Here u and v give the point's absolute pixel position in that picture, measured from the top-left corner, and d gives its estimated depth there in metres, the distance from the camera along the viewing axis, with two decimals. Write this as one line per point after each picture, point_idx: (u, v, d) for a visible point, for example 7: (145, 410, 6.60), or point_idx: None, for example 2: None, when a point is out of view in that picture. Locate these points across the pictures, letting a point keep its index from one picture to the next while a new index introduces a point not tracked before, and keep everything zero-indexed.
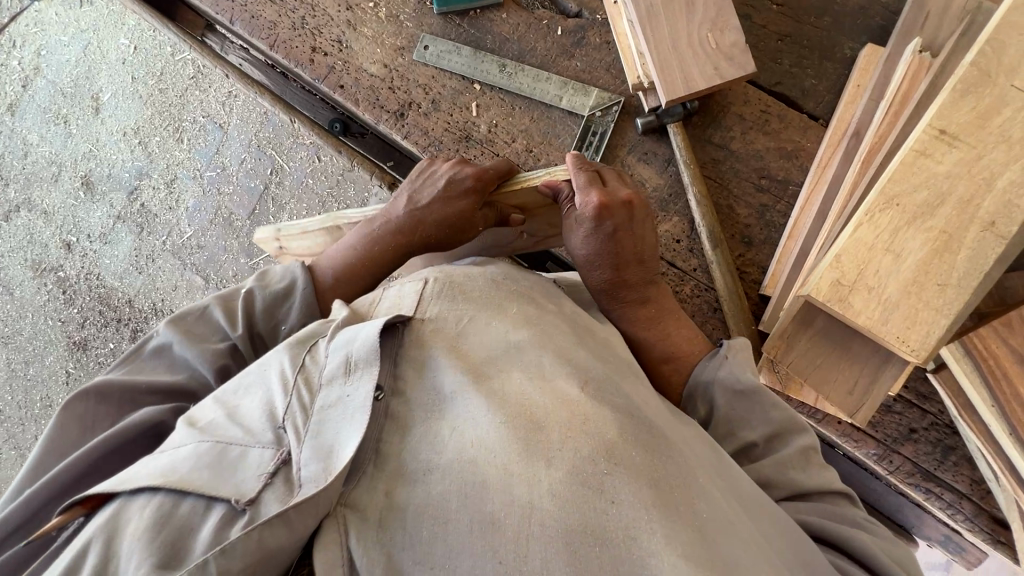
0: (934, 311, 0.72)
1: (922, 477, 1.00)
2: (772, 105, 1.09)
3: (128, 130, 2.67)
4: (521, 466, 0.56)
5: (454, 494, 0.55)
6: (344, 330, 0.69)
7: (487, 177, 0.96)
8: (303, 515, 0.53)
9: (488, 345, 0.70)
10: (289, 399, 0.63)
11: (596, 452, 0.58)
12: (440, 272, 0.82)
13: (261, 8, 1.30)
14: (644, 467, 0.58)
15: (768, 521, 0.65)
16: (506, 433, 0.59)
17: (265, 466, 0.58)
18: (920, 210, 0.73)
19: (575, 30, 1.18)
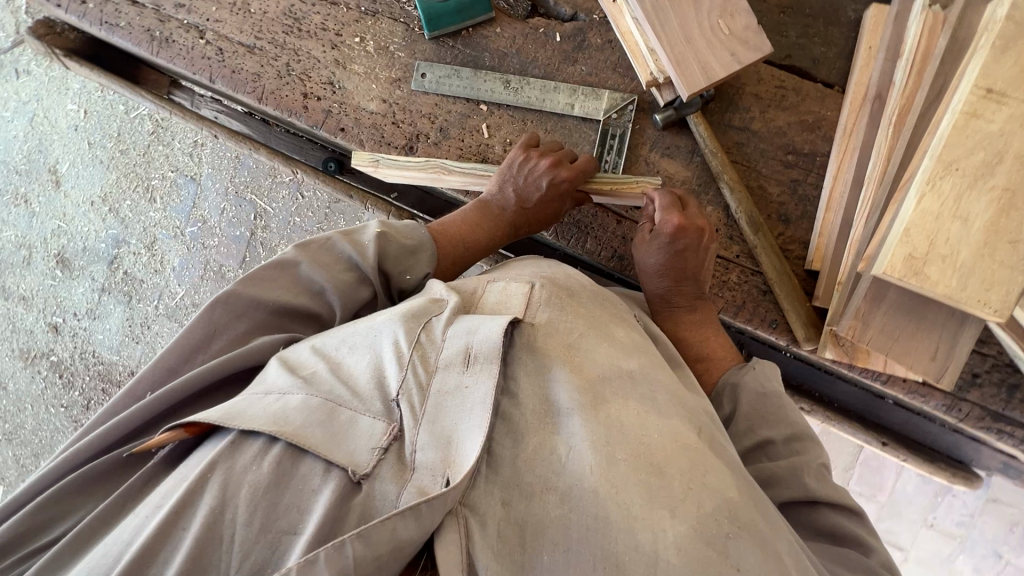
0: (1009, 269, 0.73)
1: (992, 419, 1.02)
2: (786, 80, 1.09)
3: (95, 199, 2.54)
4: (642, 501, 0.62)
5: (573, 523, 0.62)
6: (466, 318, 0.78)
7: (579, 180, 1.05)
8: (433, 512, 0.62)
9: (601, 365, 0.75)
10: (404, 374, 0.73)
11: (718, 512, 0.62)
12: (546, 278, 0.87)
13: (241, 61, 1.24)
14: (763, 530, 0.63)
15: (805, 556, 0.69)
16: (625, 468, 0.65)
17: (377, 439, 0.68)
18: (980, 171, 0.74)
19: (574, 35, 1.15)
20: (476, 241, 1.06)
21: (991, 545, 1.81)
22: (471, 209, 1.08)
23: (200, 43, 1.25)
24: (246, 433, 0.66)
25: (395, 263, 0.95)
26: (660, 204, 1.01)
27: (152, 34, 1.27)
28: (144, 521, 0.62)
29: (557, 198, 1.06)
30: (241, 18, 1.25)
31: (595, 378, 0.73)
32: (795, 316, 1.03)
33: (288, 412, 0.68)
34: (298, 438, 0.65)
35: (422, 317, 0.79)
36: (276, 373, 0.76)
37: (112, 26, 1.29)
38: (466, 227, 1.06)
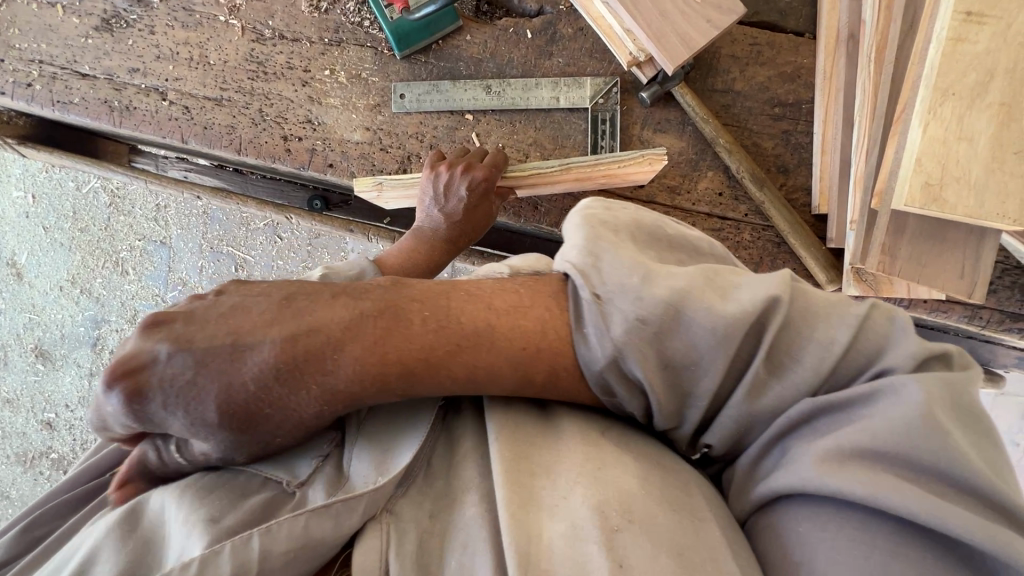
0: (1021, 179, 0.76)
1: (1013, 320, 1.07)
2: (758, 36, 1.12)
3: (64, 283, 2.41)
4: (516, 500, 0.60)
5: (480, 522, 0.60)
6: None
7: (494, 176, 1.07)
8: (350, 511, 0.61)
9: None
10: None
11: (607, 502, 0.59)
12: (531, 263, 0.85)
13: (211, 115, 1.20)
14: (664, 520, 0.58)
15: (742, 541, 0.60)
16: (506, 466, 0.62)
17: (319, 449, 0.69)
18: (975, 92, 0.77)
19: (545, 28, 1.15)
20: (417, 268, 1.02)
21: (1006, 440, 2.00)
22: (406, 239, 1.05)
23: (164, 104, 1.21)
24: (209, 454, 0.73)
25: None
26: (167, 358, 0.62)
27: (110, 106, 1.22)
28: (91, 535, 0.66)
29: (481, 201, 1.08)
30: (202, 72, 1.21)
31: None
32: (813, 262, 1.05)
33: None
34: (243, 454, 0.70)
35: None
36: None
37: (65, 105, 1.23)
38: (403, 255, 1.02)
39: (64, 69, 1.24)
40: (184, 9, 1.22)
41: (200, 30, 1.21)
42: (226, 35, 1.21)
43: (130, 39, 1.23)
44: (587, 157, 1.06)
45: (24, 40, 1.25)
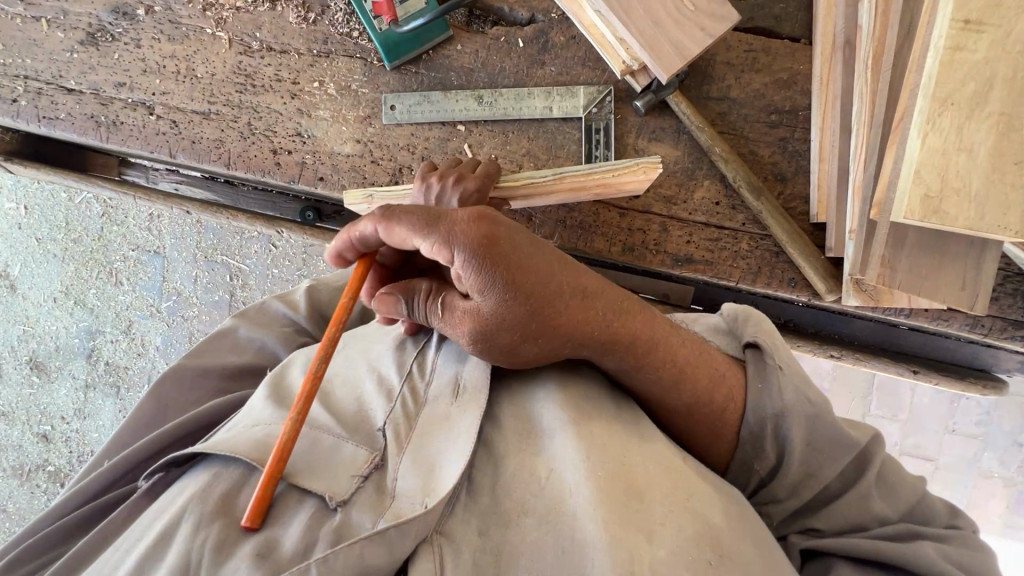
0: (1023, 190, 0.75)
1: (1015, 328, 1.06)
2: (754, 42, 1.10)
3: (57, 295, 2.39)
4: (620, 527, 0.57)
5: (547, 548, 0.59)
6: (457, 341, 0.76)
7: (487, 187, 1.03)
8: (403, 536, 0.58)
9: (588, 383, 0.73)
10: (391, 402, 0.71)
11: (700, 537, 0.59)
12: None
13: (200, 130, 1.18)
14: (740, 551, 0.60)
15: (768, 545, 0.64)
16: (605, 484, 0.61)
17: (358, 468, 0.65)
18: (975, 101, 0.76)
19: (536, 37, 1.13)
20: None
21: (1010, 437, 2.10)
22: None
23: (151, 119, 1.19)
24: (229, 463, 0.65)
25: (331, 307, 0.99)
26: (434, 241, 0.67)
27: (97, 121, 1.20)
28: (124, 555, 0.61)
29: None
30: (189, 85, 1.19)
31: (587, 395, 0.70)
32: (812, 271, 1.04)
33: (270, 440, 0.66)
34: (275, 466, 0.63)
35: (414, 343, 0.79)
36: (262, 400, 0.73)
37: (51, 120, 1.21)
38: None
39: (49, 84, 1.22)
40: (170, 21, 1.20)
41: (186, 43, 1.19)
42: (213, 47, 1.19)
43: (115, 53, 1.21)
44: (581, 168, 1.04)
45: (8, 55, 1.23)
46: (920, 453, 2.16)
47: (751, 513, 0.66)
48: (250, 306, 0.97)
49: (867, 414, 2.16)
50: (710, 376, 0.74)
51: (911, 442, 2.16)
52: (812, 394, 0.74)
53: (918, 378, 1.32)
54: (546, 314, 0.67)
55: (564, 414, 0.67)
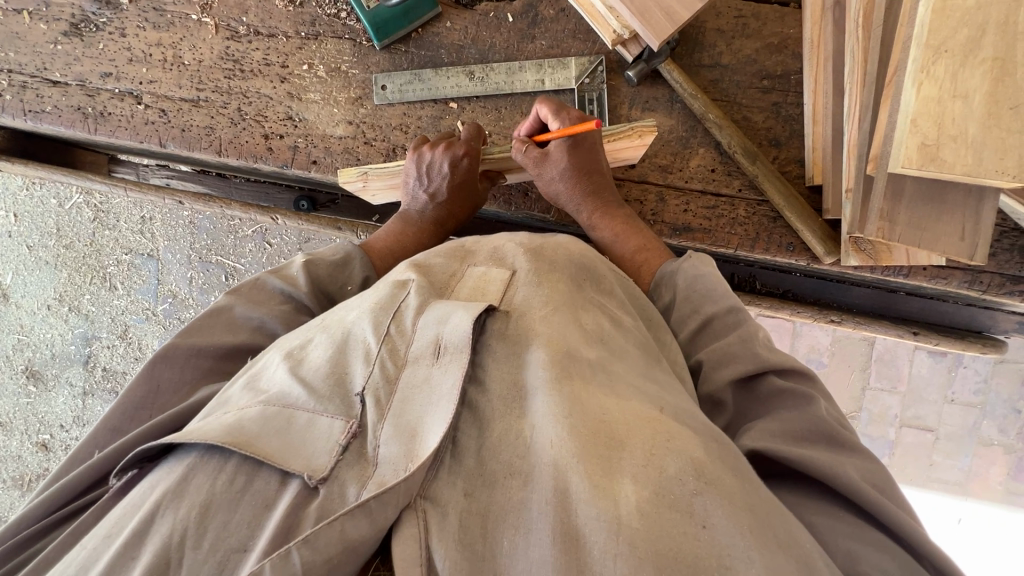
0: (1017, 134, 0.75)
1: (1013, 282, 1.06)
2: (744, 7, 1.10)
3: (51, 302, 2.36)
4: (603, 478, 0.57)
5: (532, 503, 0.58)
6: (436, 306, 0.74)
7: (475, 151, 1.05)
8: (385, 505, 0.57)
9: (569, 338, 0.72)
10: (372, 369, 0.69)
11: (683, 473, 0.58)
12: (528, 253, 0.85)
13: (189, 117, 1.17)
14: (734, 487, 0.58)
15: (754, 488, 0.60)
16: (587, 439, 0.60)
17: (335, 439, 0.64)
18: (968, 48, 0.76)
19: (525, 11, 1.12)
20: (402, 248, 1.07)
21: (1009, 404, 2.11)
22: (394, 220, 1.10)
23: (139, 109, 1.18)
24: (202, 452, 0.62)
25: (331, 283, 0.98)
26: (521, 152, 1.04)
27: (84, 112, 1.19)
28: (96, 550, 0.57)
29: (464, 182, 1.06)
30: (177, 73, 1.17)
31: (572, 352, 0.70)
32: (811, 234, 1.03)
33: (242, 423, 0.64)
34: (249, 448, 0.61)
35: (391, 307, 0.76)
36: (240, 390, 0.72)
37: (38, 114, 1.20)
38: (392, 239, 1.08)
39: (35, 77, 1.20)
40: (155, 8, 1.18)
41: (172, 30, 1.18)
42: (200, 34, 1.17)
43: (101, 43, 1.19)
44: None
45: None
46: (920, 424, 2.17)
47: (743, 460, 0.64)
48: (245, 283, 0.95)
49: (866, 387, 2.17)
50: (639, 244, 1.04)
51: (911, 413, 2.17)
52: (701, 283, 0.91)
53: (918, 339, 1.31)
54: (589, 182, 1.05)
55: (549, 373, 0.67)
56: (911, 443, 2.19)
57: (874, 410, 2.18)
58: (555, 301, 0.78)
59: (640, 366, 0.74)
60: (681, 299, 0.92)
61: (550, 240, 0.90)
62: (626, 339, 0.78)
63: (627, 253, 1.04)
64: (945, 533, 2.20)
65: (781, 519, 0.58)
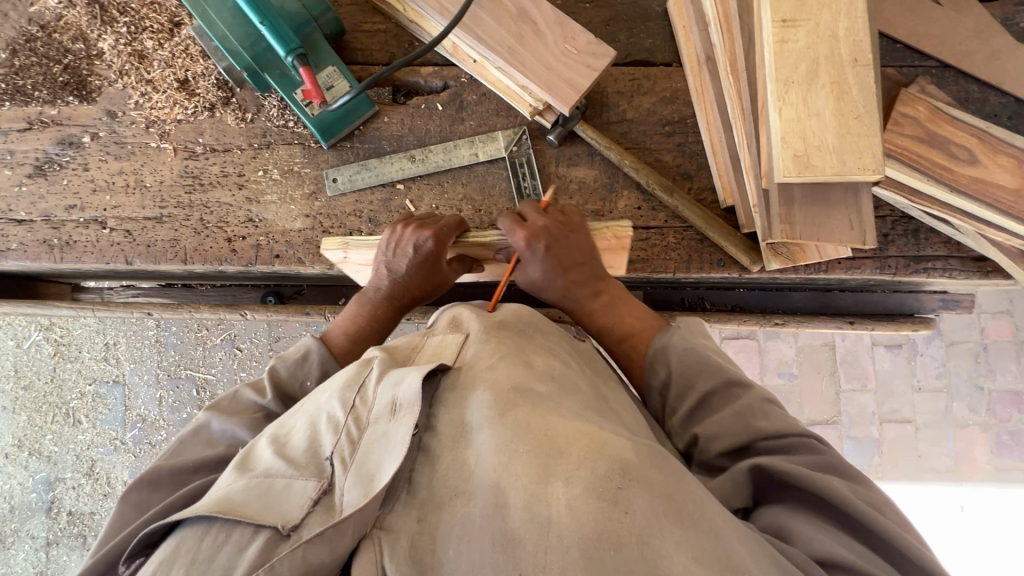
0: (866, 136, 0.91)
1: (915, 262, 1.20)
2: (636, 71, 1.29)
3: (10, 449, 2.26)
4: (536, 486, 0.61)
5: (474, 517, 0.61)
6: (392, 371, 0.79)
7: (446, 235, 1.10)
8: (341, 533, 0.61)
9: (514, 379, 0.77)
10: (338, 437, 0.73)
11: (611, 472, 0.62)
12: (480, 316, 0.93)
13: (154, 234, 1.24)
14: (659, 478, 0.64)
15: (678, 475, 0.67)
16: (526, 456, 0.64)
17: (307, 496, 0.67)
18: (809, 78, 0.93)
19: (452, 99, 1.28)
20: (360, 330, 1.13)
21: (971, 382, 2.23)
22: (354, 301, 1.16)
23: (104, 233, 1.25)
24: (191, 523, 0.65)
25: (291, 383, 1.02)
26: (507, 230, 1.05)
27: (50, 244, 1.25)
28: None
29: (428, 266, 1.12)
30: (139, 195, 1.26)
31: (520, 388, 0.75)
32: (734, 247, 1.16)
33: (229, 495, 0.68)
34: (234, 511, 0.64)
35: (356, 382, 0.80)
36: (227, 470, 0.75)
37: (4, 253, 1.25)
38: (352, 320, 1.14)
39: (0, 219, 1.26)
40: (116, 142, 1.28)
41: (133, 158, 1.27)
42: (160, 158, 1.27)
43: (64, 179, 1.27)
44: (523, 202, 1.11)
45: None
46: (898, 417, 2.25)
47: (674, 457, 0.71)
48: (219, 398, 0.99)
49: (838, 390, 2.26)
50: (626, 331, 1.06)
51: (886, 408, 2.25)
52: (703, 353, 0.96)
53: (858, 328, 1.43)
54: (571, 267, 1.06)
55: (488, 405, 0.72)
56: (895, 437, 2.25)
57: (853, 411, 2.25)
58: (502, 350, 0.84)
59: (584, 395, 0.81)
60: (677, 376, 0.96)
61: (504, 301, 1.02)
62: (578, 379, 0.86)
63: (616, 340, 1.07)
64: (952, 523, 2.21)
65: (701, 502, 0.65)
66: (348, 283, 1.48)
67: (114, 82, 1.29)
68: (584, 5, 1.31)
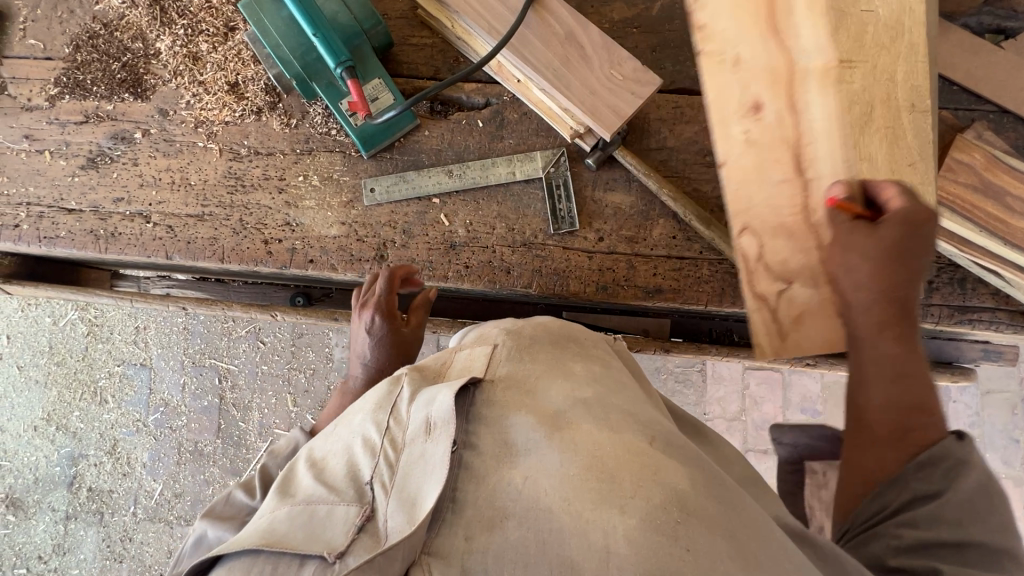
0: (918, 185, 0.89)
1: (960, 313, 1.16)
2: (680, 99, 1.27)
3: (38, 423, 2.33)
4: (592, 511, 0.61)
5: (530, 544, 0.59)
6: (423, 391, 0.79)
7: (386, 311, 1.14)
8: (391, 560, 0.57)
9: (556, 401, 0.76)
10: (376, 461, 0.73)
11: (667, 503, 0.62)
12: (508, 332, 0.93)
13: (194, 231, 1.28)
14: (710, 508, 0.64)
15: (733, 508, 0.67)
16: (578, 481, 0.64)
17: (351, 521, 0.65)
18: (863, 119, 0.91)
19: (493, 116, 1.29)
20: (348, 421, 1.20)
21: (1006, 434, 2.14)
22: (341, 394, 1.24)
23: (148, 227, 1.28)
24: (237, 558, 0.64)
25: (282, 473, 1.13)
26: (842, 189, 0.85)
27: (96, 235, 1.29)
28: None
29: (389, 346, 1.18)
30: (183, 193, 1.29)
31: (559, 411, 0.74)
32: None
33: (274, 528, 0.68)
34: (278, 543, 0.63)
35: (388, 402, 0.81)
36: (271, 502, 0.76)
37: (52, 240, 1.30)
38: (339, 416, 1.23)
39: (51, 207, 1.31)
40: (165, 139, 1.32)
41: (180, 157, 1.31)
42: (205, 157, 1.30)
43: (115, 173, 1.31)
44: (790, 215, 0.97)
45: (12, 185, 1.31)
46: None
47: (726, 487, 0.72)
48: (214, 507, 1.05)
49: None
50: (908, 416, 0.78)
51: None
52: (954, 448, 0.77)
53: None
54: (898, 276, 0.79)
55: (533, 422, 0.72)
56: None
57: None
58: (537, 365, 0.84)
59: (630, 406, 0.79)
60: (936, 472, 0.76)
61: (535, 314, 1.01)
62: (624, 387, 0.85)
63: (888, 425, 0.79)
64: None
65: (760, 536, 0.64)
66: None
67: (168, 81, 1.33)
68: (631, 30, 1.30)
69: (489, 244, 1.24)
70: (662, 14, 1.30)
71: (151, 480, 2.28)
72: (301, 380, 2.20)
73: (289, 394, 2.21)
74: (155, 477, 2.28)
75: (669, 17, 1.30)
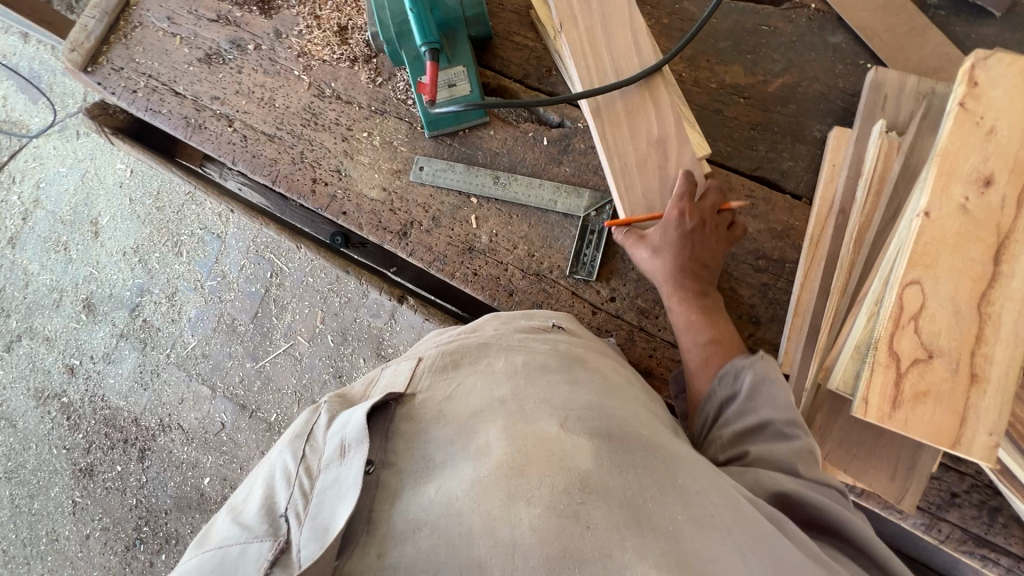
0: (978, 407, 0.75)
1: (975, 543, 1.00)
2: (756, 189, 1.15)
3: (128, 251, 2.64)
4: (498, 501, 0.59)
5: (441, 546, 0.56)
6: (338, 419, 0.73)
7: None
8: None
9: (474, 403, 0.74)
10: (292, 490, 0.66)
11: (571, 487, 0.60)
12: (436, 348, 0.88)
13: (262, 147, 1.38)
14: (616, 488, 0.62)
15: (646, 487, 0.63)
16: (489, 480, 0.61)
17: (263, 556, 0.57)
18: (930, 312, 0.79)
19: (560, 139, 1.25)
20: None
21: None
22: None
23: (228, 130, 1.40)
24: None
25: None
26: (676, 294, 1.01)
27: (188, 121, 1.43)
28: None
29: None
30: (267, 110, 1.39)
31: (477, 415, 0.72)
32: None
33: None
34: None
35: (305, 432, 0.76)
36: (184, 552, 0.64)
37: (156, 112, 1.46)
38: None
39: (163, 85, 1.46)
40: (270, 58, 1.42)
41: (276, 78, 1.40)
42: (296, 86, 1.39)
43: (222, 73, 1.44)
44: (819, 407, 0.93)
45: (143, 56, 1.48)
46: None
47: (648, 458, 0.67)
48: None
49: None
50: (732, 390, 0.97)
51: None
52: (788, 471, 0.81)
53: None
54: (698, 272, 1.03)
55: (449, 431, 0.71)
56: None
57: None
58: (459, 371, 0.81)
59: (560, 385, 0.77)
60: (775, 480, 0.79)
61: (480, 323, 0.98)
62: (549, 374, 0.80)
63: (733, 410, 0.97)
64: None
65: (684, 529, 0.60)
66: (403, 258, 1.55)
67: (292, 7, 1.42)
68: (737, 98, 1.19)
69: (504, 261, 1.23)
70: (778, 94, 1.18)
71: (187, 334, 2.54)
72: (332, 305, 2.36)
73: (320, 312, 2.36)
74: (190, 333, 2.55)
75: (784, 99, 1.18)
